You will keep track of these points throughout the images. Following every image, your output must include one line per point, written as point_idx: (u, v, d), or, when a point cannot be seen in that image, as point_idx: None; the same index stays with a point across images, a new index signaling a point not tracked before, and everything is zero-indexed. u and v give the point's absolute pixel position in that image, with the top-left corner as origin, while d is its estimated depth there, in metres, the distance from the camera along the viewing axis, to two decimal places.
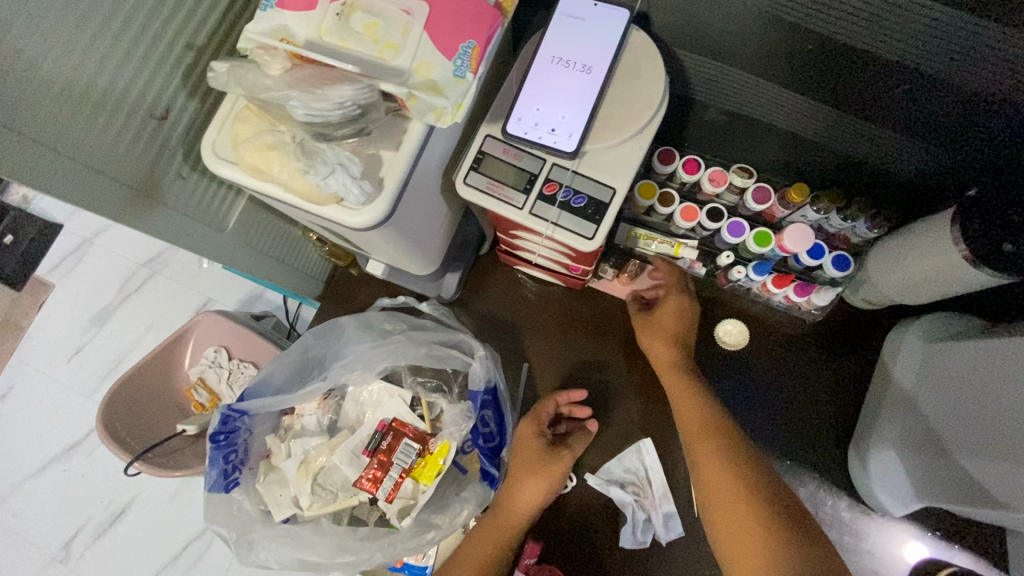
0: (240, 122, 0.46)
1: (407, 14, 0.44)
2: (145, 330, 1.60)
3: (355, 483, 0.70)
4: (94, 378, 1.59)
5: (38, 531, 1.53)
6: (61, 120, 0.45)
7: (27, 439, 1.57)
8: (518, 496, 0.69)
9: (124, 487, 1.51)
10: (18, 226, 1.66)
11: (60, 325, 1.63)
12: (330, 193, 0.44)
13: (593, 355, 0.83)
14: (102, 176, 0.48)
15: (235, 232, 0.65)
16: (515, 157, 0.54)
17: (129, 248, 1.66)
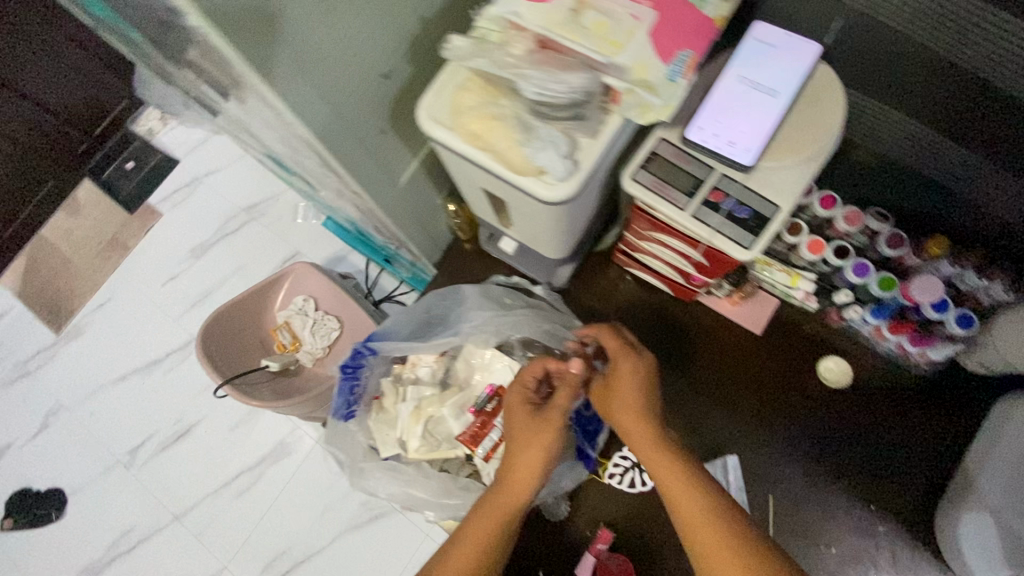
0: (464, 91, 0.52)
1: (635, 19, 0.49)
2: (232, 271, 1.59)
3: (457, 438, 0.75)
4: (182, 303, 1.58)
5: (108, 434, 1.53)
6: (324, 67, 0.50)
7: (105, 346, 1.58)
8: (515, 474, 0.61)
9: (191, 410, 1.51)
10: (139, 153, 1.67)
11: (156, 244, 1.63)
12: (536, 166, 0.49)
13: (689, 367, 0.86)
14: (337, 119, 0.54)
15: (402, 189, 0.71)
16: (685, 161, 0.58)
17: (233, 189, 1.65)
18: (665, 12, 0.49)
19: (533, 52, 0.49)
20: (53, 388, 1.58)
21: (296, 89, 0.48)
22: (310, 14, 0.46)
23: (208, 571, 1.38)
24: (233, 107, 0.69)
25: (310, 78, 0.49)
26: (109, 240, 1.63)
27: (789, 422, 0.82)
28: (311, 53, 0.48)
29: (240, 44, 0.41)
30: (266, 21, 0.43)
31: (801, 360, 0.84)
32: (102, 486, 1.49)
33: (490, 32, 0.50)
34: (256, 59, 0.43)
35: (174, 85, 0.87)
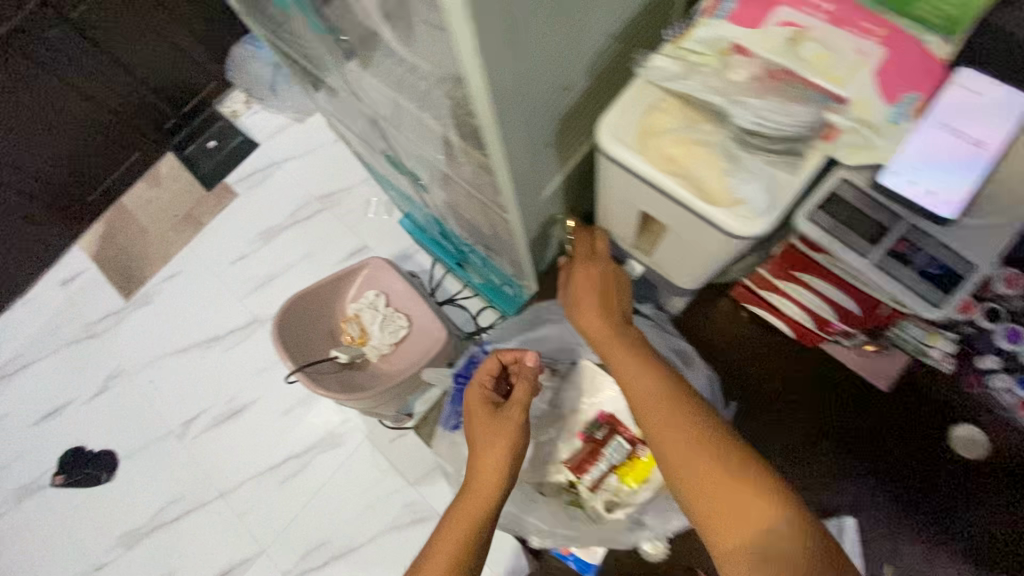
0: (658, 112, 0.49)
1: (861, 55, 0.46)
2: (301, 257, 1.57)
3: (565, 463, 0.73)
4: (249, 284, 1.56)
5: (165, 403, 1.48)
6: (530, 76, 0.48)
7: (165, 316, 1.54)
8: (480, 473, 0.60)
9: (247, 389, 1.47)
10: (222, 133, 1.65)
11: (227, 219, 1.60)
12: (734, 197, 0.46)
13: (806, 420, 0.84)
14: (523, 127, 0.52)
15: (542, 202, 0.70)
16: (869, 206, 0.55)
17: (310, 177, 1.63)
18: (894, 51, 0.46)
19: (754, 80, 0.47)
20: (114, 351, 1.53)
21: (505, 96, 0.46)
22: (538, 21, 0.44)
23: (245, 556, 1.35)
24: (388, 99, 0.67)
25: (518, 88, 0.47)
26: (184, 215, 1.60)
27: (915, 488, 0.81)
28: (528, 61, 0.46)
29: (483, 50, 0.39)
30: (508, 25, 0.40)
31: (927, 430, 0.81)
32: (150, 455, 1.44)
33: (699, 55, 0.49)
34: (490, 63, 0.41)
35: (305, 65, 0.85)
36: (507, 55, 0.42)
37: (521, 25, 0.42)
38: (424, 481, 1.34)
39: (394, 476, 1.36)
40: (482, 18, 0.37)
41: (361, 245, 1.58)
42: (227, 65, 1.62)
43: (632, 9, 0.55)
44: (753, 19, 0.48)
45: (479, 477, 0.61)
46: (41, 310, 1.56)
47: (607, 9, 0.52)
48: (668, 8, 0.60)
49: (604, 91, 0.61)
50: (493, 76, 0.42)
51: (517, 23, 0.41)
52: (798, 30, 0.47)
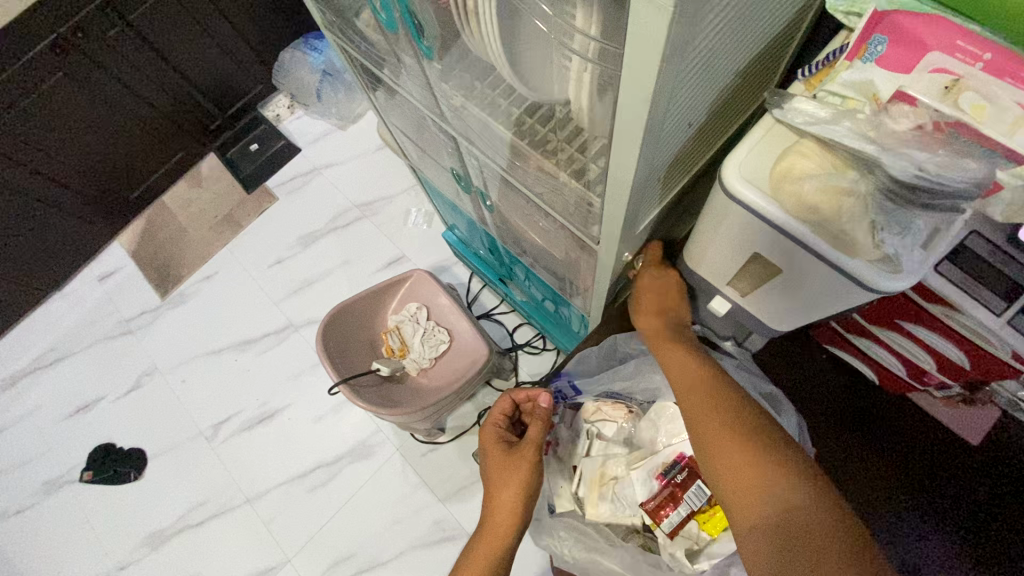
0: (797, 154, 0.46)
1: (1020, 108, 0.43)
2: (340, 263, 1.56)
3: (643, 506, 0.69)
4: (285, 288, 1.55)
5: (198, 404, 1.47)
6: (674, 111, 0.46)
7: (201, 315, 1.54)
8: (498, 509, 0.66)
9: (280, 394, 1.46)
10: (267, 137, 1.66)
11: (268, 222, 1.61)
12: (881, 251, 0.45)
13: (874, 459, 0.87)
14: (650, 160, 0.50)
15: (636, 234, 0.68)
16: (1004, 262, 0.51)
17: (353, 185, 1.62)
18: None
19: (913, 130, 0.44)
20: (149, 349, 1.52)
21: (653, 132, 0.44)
22: (696, 57, 0.42)
23: (269, 564, 1.32)
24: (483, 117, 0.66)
25: (661, 124, 0.45)
26: (224, 216, 1.60)
27: (992, 539, 0.82)
28: (677, 97, 0.44)
29: (657, 85, 0.37)
30: (678, 56, 0.38)
31: (997, 477, 0.84)
32: (179, 455, 1.43)
33: (844, 99, 0.47)
34: (655, 99, 0.39)
35: (382, 77, 0.84)
36: (666, 92, 0.41)
37: (685, 59, 0.40)
38: (458, 499, 1.32)
39: (427, 492, 1.33)
40: (666, 52, 0.35)
41: (400, 255, 1.57)
42: (275, 69, 1.62)
43: (760, 48, 0.54)
44: (900, 64, 0.47)
45: (497, 512, 0.66)
46: (80, 304, 1.56)
47: (743, 47, 0.50)
48: (786, 47, 0.59)
49: (716, 128, 0.60)
50: (653, 113, 0.40)
51: (682, 60, 0.39)
52: (954, 79, 0.45)
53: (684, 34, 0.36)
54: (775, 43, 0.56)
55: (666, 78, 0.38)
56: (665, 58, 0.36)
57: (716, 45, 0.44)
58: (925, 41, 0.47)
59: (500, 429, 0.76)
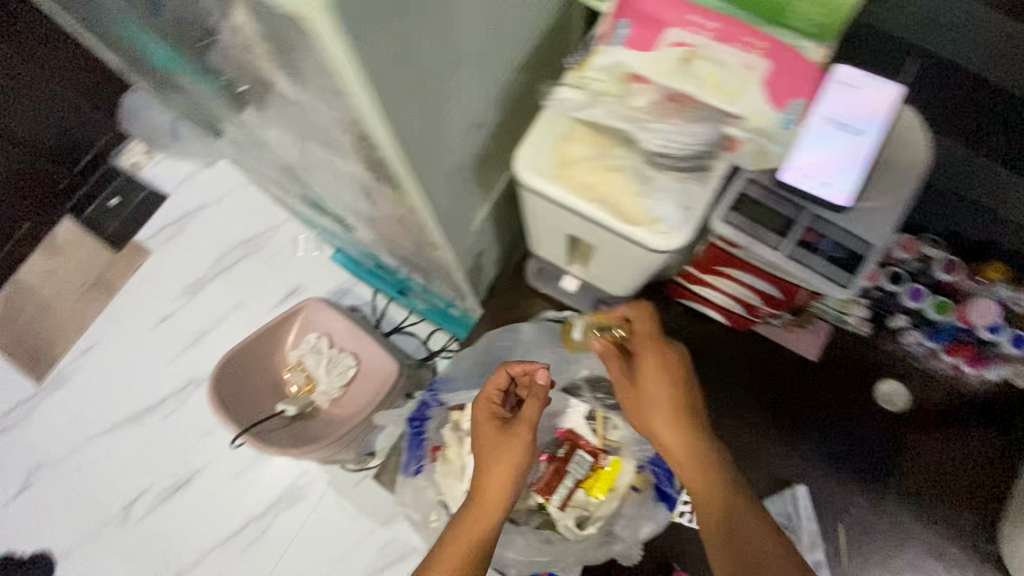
0: (572, 141, 0.51)
1: (749, 68, 0.49)
2: (233, 306, 1.45)
3: (532, 488, 0.73)
4: (176, 345, 1.42)
5: (99, 490, 1.34)
6: (437, 116, 0.48)
7: (85, 393, 1.40)
8: (486, 486, 0.60)
9: (193, 456, 1.35)
10: (126, 190, 1.48)
11: (147, 275, 1.46)
12: (653, 217, 0.49)
13: (733, 391, 0.87)
14: (437, 166, 0.51)
15: (473, 232, 0.70)
16: (775, 202, 0.59)
17: (230, 224, 1.49)
18: (778, 60, 0.49)
19: (655, 104, 0.50)
20: (34, 444, 1.38)
21: (410, 140, 0.46)
22: (434, 64, 0.44)
23: None
24: (295, 143, 0.65)
25: (426, 133, 0.47)
26: (93, 281, 1.45)
27: (845, 443, 0.84)
28: (431, 104, 0.46)
29: (378, 97, 0.38)
30: (400, 68, 0.40)
31: (846, 382, 0.85)
32: (93, 549, 1.30)
33: (602, 83, 0.50)
34: (388, 109, 0.40)
35: (203, 114, 0.81)
36: (408, 104, 0.43)
37: (415, 69, 0.41)
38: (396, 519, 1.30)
39: (364, 520, 1.30)
40: (370, 64, 0.36)
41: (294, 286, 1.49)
42: (119, 113, 1.46)
43: (528, 40, 0.57)
44: (645, 42, 0.50)
45: (483, 494, 0.60)
46: None
47: (504, 44, 0.53)
48: (562, 34, 0.62)
49: (516, 121, 0.62)
50: (395, 127, 0.42)
51: (413, 70, 0.41)
52: (688, 51, 0.50)
53: (395, 50, 0.38)
54: (545, 36, 0.59)
55: (390, 87, 0.39)
56: (377, 73, 0.37)
57: (460, 52, 0.46)
58: (662, 20, 0.51)
59: (492, 403, 0.66)
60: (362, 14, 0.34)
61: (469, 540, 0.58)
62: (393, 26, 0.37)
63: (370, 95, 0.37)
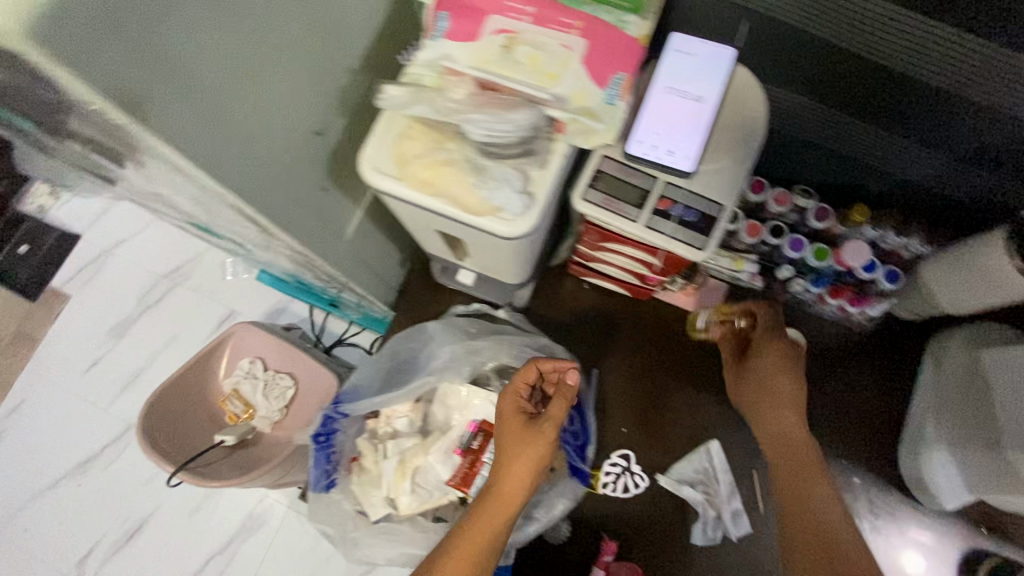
0: (407, 139, 0.50)
1: (567, 49, 0.49)
2: (164, 342, 1.53)
3: (448, 483, 0.73)
4: (111, 390, 1.50)
5: (59, 541, 1.42)
6: (252, 129, 0.47)
7: (34, 451, 1.47)
8: (506, 478, 0.64)
9: (142, 502, 1.41)
10: (34, 235, 1.58)
11: (72, 329, 1.56)
12: (492, 206, 0.49)
13: (645, 358, 0.90)
14: (267, 179, 0.51)
15: (349, 240, 0.69)
16: (630, 175, 0.60)
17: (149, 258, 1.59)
18: (594, 38, 0.50)
19: (472, 96, 0.50)
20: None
21: (221, 162, 0.46)
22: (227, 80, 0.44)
23: None
24: (152, 180, 0.66)
25: (241, 149, 0.47)
26: (14, 334, 1.55)
27: None
28: (239, 119, 0.46)
29: (153, 120, 0.39)
30: (179, 89, 0.40)
31: None
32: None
33: (426, 78, 0.50)
34: (172, 130, 0.40)
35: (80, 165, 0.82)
36: (208, 124, 0.43)
37: (201, 88, 0.42)
38: None
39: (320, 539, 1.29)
40: (127, 89, 0.37)
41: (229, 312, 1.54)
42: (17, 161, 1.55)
43: (355, 42, 0.57)
44: (466, 34, 0.50)
45: (503, 486, 0.64)
46: None
47: (324, 50, 0.53)
48: (398, 31, 0.63)
49: (366, 123, 0.63)
50: (191, 151, 0.42)
51: (196, 89, 0.41)
52: (508, 36, 0.50)
53: (159, 72, 0.38)
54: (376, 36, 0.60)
55: (169, 106, 0.40)
56: (147, 98, 0.38)
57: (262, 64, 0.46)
58: (481, 9, 0.51)
59: (518, 396, 0.68)
60: (92, 39, 0.35)
61: (487, 532, 0.63)
62: (146, 52, 0.37)
63: (136, 119, 0.38)
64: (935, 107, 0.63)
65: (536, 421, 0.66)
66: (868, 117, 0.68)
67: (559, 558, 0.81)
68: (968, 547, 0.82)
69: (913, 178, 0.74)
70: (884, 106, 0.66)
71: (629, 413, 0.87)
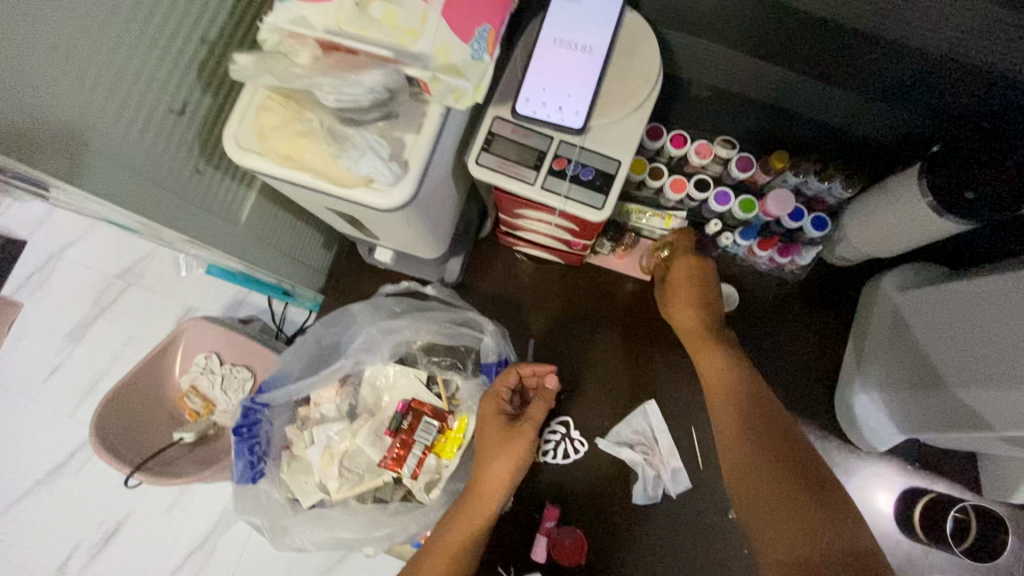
0: (264, 112, 0.48)
1: (425, 2, 0.46)
2: (124, 343, 1.63)
3: (380, 464, 0.72)
4: (76, 393, 1.60)
5: (41, 544, 1.51)
6: (89, 117, 0.46)
7: (12, 462, 1.56)
8: (489, 478, 0.66)
9: (119, 504, 1.52)
10: None
11: (34, 341, 1.64)
12: (360, 175, 0.46)
13: (582, 323, 0.89)
14: (123, 167, 0.50)
15: (246, 226, 0.66)
16: (524, 136, 0.57)
17: (100, 261, 1.67)
18: None
19: (319, 60, 0.46)
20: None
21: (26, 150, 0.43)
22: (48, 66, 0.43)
23: None
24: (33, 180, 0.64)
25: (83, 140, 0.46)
26: None
27: None
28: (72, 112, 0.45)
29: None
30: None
31: None
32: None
33: (273, 44, 0.47)
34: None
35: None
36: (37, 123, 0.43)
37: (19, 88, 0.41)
38: None
39: None
40: None
41: (184, 307, 1.62)
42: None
43: (207, 13, 0.54)
44: None
45: (484, 486, 0.67)
46: None
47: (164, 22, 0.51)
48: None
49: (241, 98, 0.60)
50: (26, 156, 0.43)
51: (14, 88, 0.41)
52: None
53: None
54: (236, 5, 0.57)
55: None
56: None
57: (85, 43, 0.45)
58: None
59: (498, 399, 0.71)
60: None
61: (468, 530, 0.65)
62: None
63: None
64: (850, 51, 0.59)
65: (516, 423, 0.69)
66: (780, 60, 0.66)
67: (503, 530, 0.80)
68: (908, 487, 0.82)
69: (837, 116, 0.72)
70: (798, 47, 0.63)
71: (565, 380, 0.87)
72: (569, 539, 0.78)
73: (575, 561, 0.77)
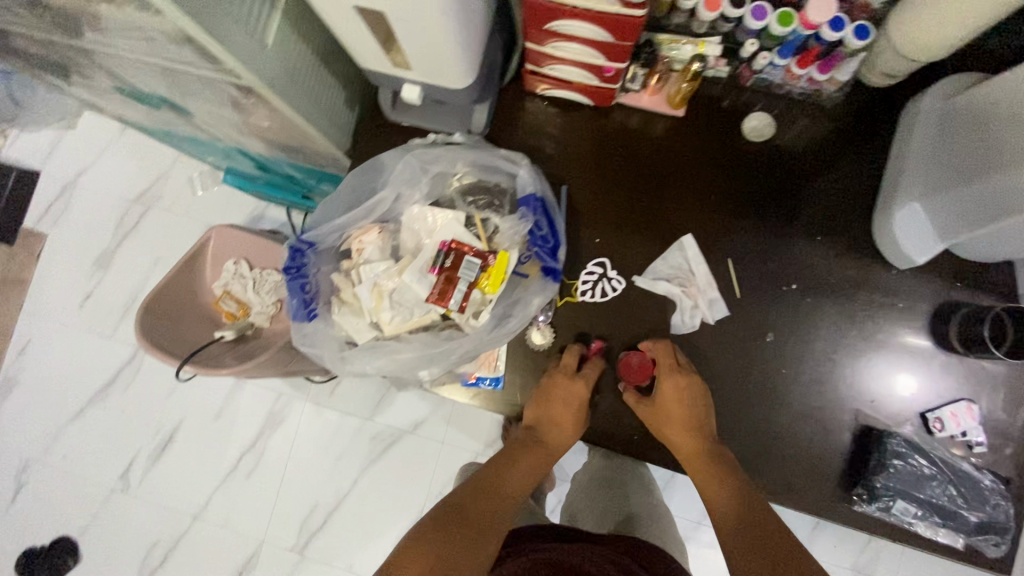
0: None
1: None
2: (152, 264, 1.65)
3: (428, 300, 0.74)
4: (113, 315, 1.64)
5: (100, 460, 1.60)
6: None
7: (62, 384, 1.63)
8: (554, 437, 0.79)
9: (168, 416, 1.60)
10: None
11: (63, 271, 1.66)
12: None
13: (613, 171, 0.87)
14: None
15: (273, 52, 0.65)
16: None
17: (116, 187, 1.68)
18: None
19: None
20: (15, 445, 1.62)
21: None
22: None
23: (244, 547, 1.53)
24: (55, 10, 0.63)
25: None
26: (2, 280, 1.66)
27: (726, 192, 0.86)
28: None
29: None
30: None
31: (712, 133, 0.87)
32: (109, 515, 1.57)
33: None
34: None
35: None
36: None
37: None
38: (379, 411, 1.55)
39: (349, 421, 1.56)
40: None
41: (205, 224, 1.64)
42: None
43: None
44: None
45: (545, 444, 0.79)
46: None
47: None
48: None
49: None
50: None
51: None
52: None
53: None
54: None
55: None
56: None
57: None
58: None
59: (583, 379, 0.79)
60: None
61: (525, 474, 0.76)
62: None
63: None
64: None
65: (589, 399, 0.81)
66: None
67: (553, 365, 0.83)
68: (948, 302, 0.82)
69: None
70: None
71: (600, 224, 0.86)
72: (637, 360, 0.81)
73: (643, 380, 0.81)
